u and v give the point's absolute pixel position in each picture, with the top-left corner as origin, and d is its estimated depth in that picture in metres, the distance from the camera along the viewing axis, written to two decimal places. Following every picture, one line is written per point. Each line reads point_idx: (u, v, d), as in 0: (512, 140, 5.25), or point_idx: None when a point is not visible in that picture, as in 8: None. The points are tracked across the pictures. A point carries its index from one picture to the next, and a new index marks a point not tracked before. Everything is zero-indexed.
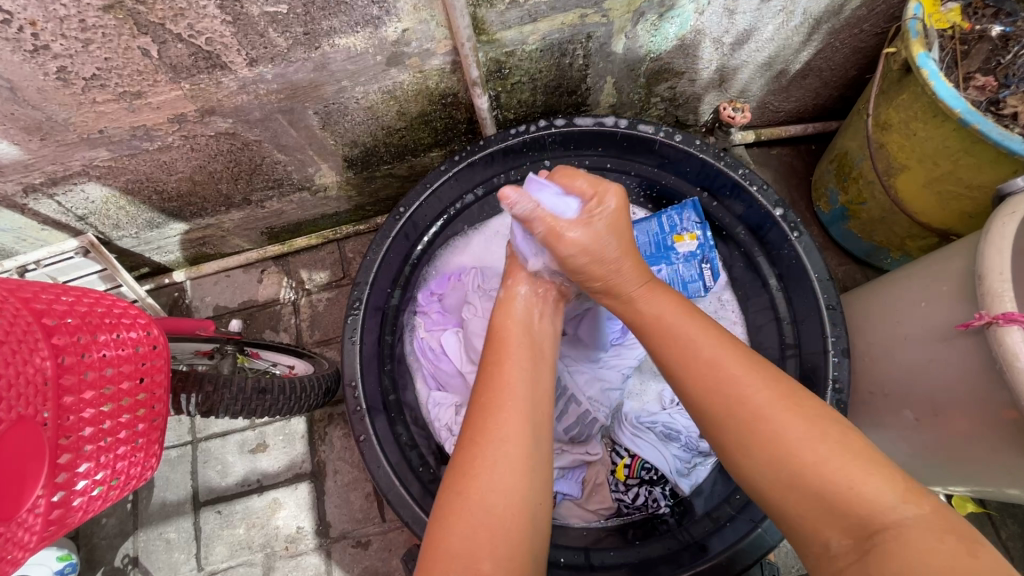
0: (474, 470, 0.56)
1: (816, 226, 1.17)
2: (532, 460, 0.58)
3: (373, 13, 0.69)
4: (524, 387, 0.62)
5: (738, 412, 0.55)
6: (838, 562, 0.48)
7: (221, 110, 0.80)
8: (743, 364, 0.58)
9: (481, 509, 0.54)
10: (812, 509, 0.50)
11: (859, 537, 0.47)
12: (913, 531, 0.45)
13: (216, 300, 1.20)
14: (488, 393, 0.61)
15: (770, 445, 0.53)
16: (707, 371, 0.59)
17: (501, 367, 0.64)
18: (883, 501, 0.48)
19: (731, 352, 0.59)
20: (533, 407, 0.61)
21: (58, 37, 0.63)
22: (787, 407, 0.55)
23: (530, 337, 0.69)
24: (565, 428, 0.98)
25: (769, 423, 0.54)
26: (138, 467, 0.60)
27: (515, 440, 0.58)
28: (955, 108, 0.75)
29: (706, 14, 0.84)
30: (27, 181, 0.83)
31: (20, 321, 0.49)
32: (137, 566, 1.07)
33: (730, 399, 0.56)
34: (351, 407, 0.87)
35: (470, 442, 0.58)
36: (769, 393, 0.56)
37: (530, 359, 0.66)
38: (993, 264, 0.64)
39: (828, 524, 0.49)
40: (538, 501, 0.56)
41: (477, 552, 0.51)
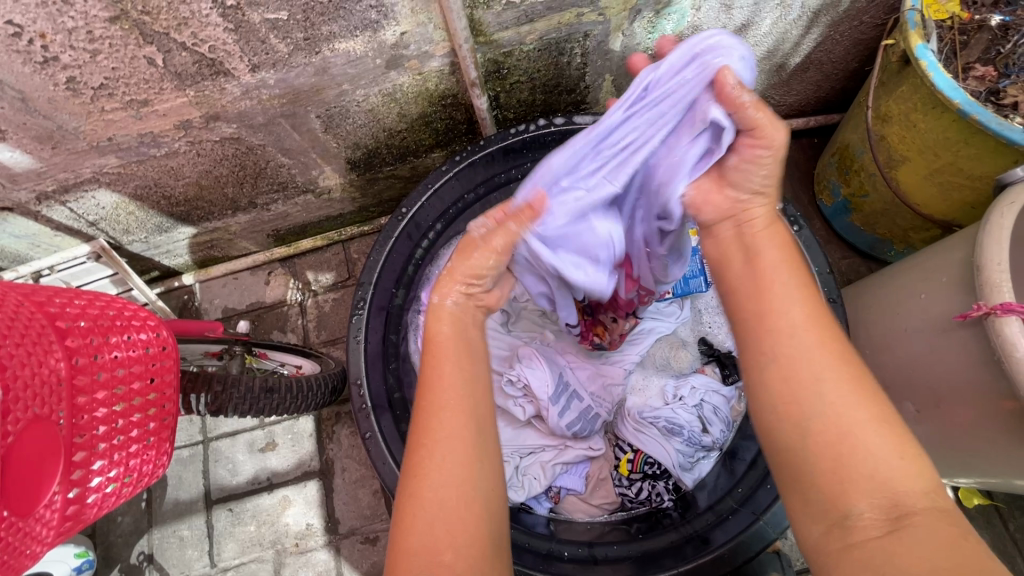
0: (421, 470, 0.53)
1: (819, 220, 1.17)
2: (479, 452, 0.54)
3: (372, 17, 0.70)
4: (463, 378, 0.57)
5: (795, 371, 0.51)
6: (855, 534, 0.46)
7: (226, 116, 0.81)
8: (806, 310, 0.53)
9: (435, 506, 0.51)
10: (841, 477, 0.47)
11: (889, 514, 0.45)
12: (937, 523, 0.44)
13: (225, 302, 1.22)
14: (427, 391, 0.57)
15: (816, 404, 0.49)
16: (768, 330, 0.53)
17: (437, 360, 0.58)
18: (908, 484, 0.46)
19: (797, 300, 0.54)
20: (473, 401, 0.56)
21: (67, 48, 0.65)
22: (841, 369, 0.50)
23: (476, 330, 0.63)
24: (567, 423, 0.96)
25: (820, 383, 0.50)
26: (150, 465, 0.61)
27: (460, 435, 0.54)
28: (954, 99, 0.75)
29: (702, 10, 0.84)
30: (40, 189, 0.86)
31: (35, 324, 0.51)
32: (152, 563, 1.09)
33: (785, 360, 0.51)
34: (357, 405, 0.90)
35: (416, 443, 0.54)
36: (825, 352, 0.51)
37: (472, 349, 0.60)
38: (992, 255, 0.64)
39: (858, 493, 0.46)
40: (487, 488, 0.54)
41: (439, 547, 0.50)
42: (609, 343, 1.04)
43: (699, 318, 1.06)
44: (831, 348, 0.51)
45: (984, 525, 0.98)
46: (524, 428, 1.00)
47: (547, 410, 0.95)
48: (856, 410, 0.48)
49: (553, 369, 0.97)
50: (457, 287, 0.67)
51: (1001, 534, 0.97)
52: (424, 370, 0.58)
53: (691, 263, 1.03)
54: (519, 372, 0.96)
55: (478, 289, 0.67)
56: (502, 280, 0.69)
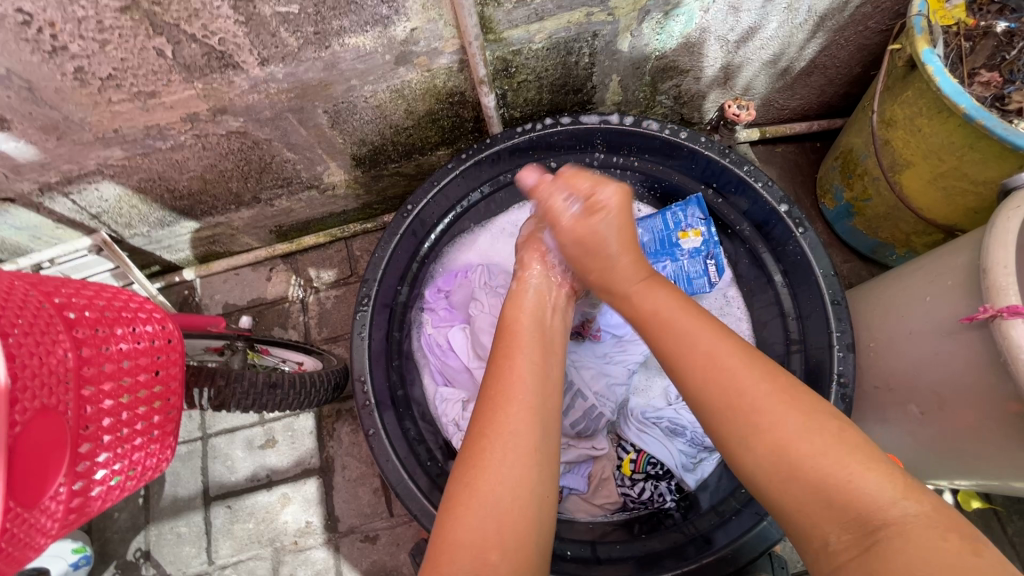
0: (482, 461, 0.55)
1: (821, 223, 1.18)
2: (536, 452, 0.56)
3: (383, 13, 0.70)
4: (533, 377, 0.61)
5: (732, 421, 0.55)
6: (838, 557, 0.48)
7: (233, 109, 0.81)
8: (739, 358, 0.58)
9: (491, 500, 0.53)
10: (810, 506, 0.50)
11: (858, 533, 0.48)
12: (914, 530, 0.45)
13: (225, 298, 1.21)
14: (495, 385, 0.60)
15: (756, 442, 0.54)
16: (706, 371, 0.58)
17: (512, 361, 0.63)
18: (878, 497, 0.48)
19: (727, 346, 0.59)
20: (541, 400, 0.59)
21: (76, 38, 0.64)
22: (778, 398, 0.55)
23: (541, 332, 0.68)
24: (572, 423, 0.97)
25: (764, 424, 0.54)
26: (154, 458, 0.61)
27: (525, 430, 0.57)
28: (960, 104, 0.75)
29: (710, 12, 0.84)
30: (43, 180, 0.85)
31: (43, 314, 0.51)
32: (149, 559, 1.08)
33: (735, 408, 0.56)
34: (359, 402, 0.88)
35: (480, 433, 0.57)
36: (765, 386, 0.56)
37: (541, 356, 0.64)
38: (997, 259, 0.64)
39: (827, 521, 0.49)
40: (543, 492, 0.55)
41: (487, 542, 0.51)
42: (612, 342, 1.03)
43: None
44: (771, 386, 0.56)
45: (983, 529, 0.99)
46: None
47: None
48: (798, 445, 0.52)
49: None
50: (514, 288, 0.75)
51: (1000, 538, 0.98)
52: (494, 367, 0.62)
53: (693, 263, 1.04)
54: None
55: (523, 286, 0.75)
56: (536, 279, 0.76)
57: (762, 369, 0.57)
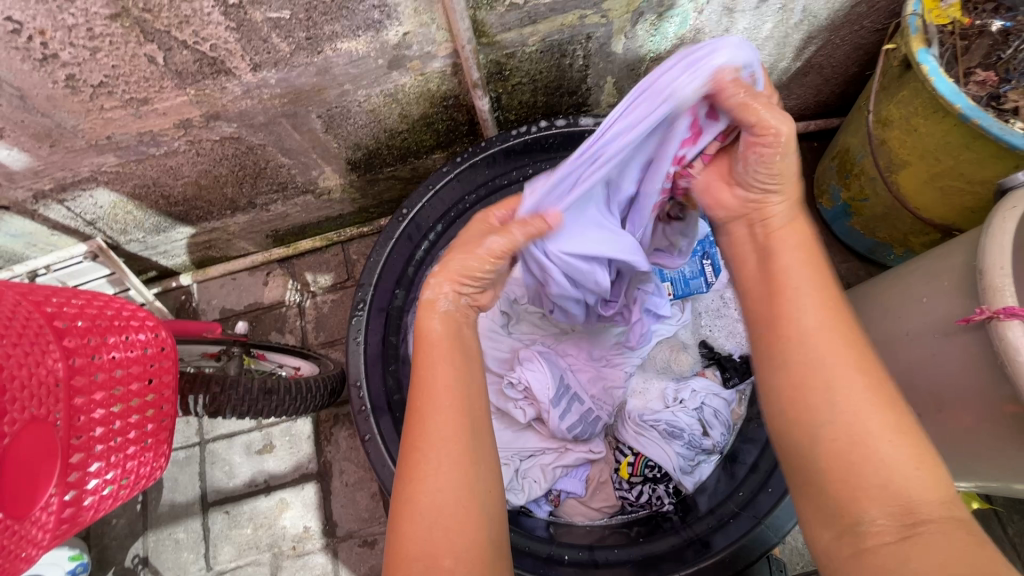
0: (419, 474, 0.53)
1: (819, 223, 1.17)
2: (474, 456, 0.55)
3: (374, 18, 0.70)
4: (456, 382, 0.58)
5: (829, 376, 0.51)
6: (869, 539, 0.45)
7: (226, 115, 0.81)
8: (831, 324, 0.54)
9: (431, 509, 0.52)
10: (859, 483, 0.47)
11: (900, 522, 0.45)
12: (951, 532, 0.43)
13: (222, 303, 1.21)
14: (420, 396, 0.57)
15: (833, 406, 0.50)
16: (793, 328, 0.54)
17: (427, 371, 0.59)
18: (924, 492, 0.46)
19: (826, 316, 0.54)
20: (466, 403, 0.57)
21: (67, 46, 0.64)
22: (859, 373, 0.51)
23: (456, 337, 0.63)
24: (568, 427, 0.96)
25: (846, 391, 0.50)
26: (147, 467, 0.60)
27: (455, 439, 0.55)
28: (955, 104, 0.75)
29: (705, 13, 0.84)
30: (37, 188, 0.85)
31: (32, 324, 0.51)
32: (147, 566, 1.08)
33: (816, 367, 0.52)
34: (356, 407, 0.90)
35: (411, 448, 0.55)
36: (846, 353, 0.52)
37: (464, 357, 0.61)
38: (994, 259, 0.63)
39: (868, 499, 0.46)
40: (485, 494, 0.54)
41: (437, 551, 0.50)
42: (611, 345, 1.02)
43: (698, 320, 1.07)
44: (857, 359, 0.52)
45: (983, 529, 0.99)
46: (525, 430, 1.00)
47: (549, 413, 0.95)
48: (870, 422, 0.48)
49: (554, 373, 0.96)
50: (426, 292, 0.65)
51: (1001, 538, 0.98)
52: (413, 378, 0.59)
53: (689, 264, 1.06)
54: (520, 374, 0.96)
55: (435, 298, 0.64)
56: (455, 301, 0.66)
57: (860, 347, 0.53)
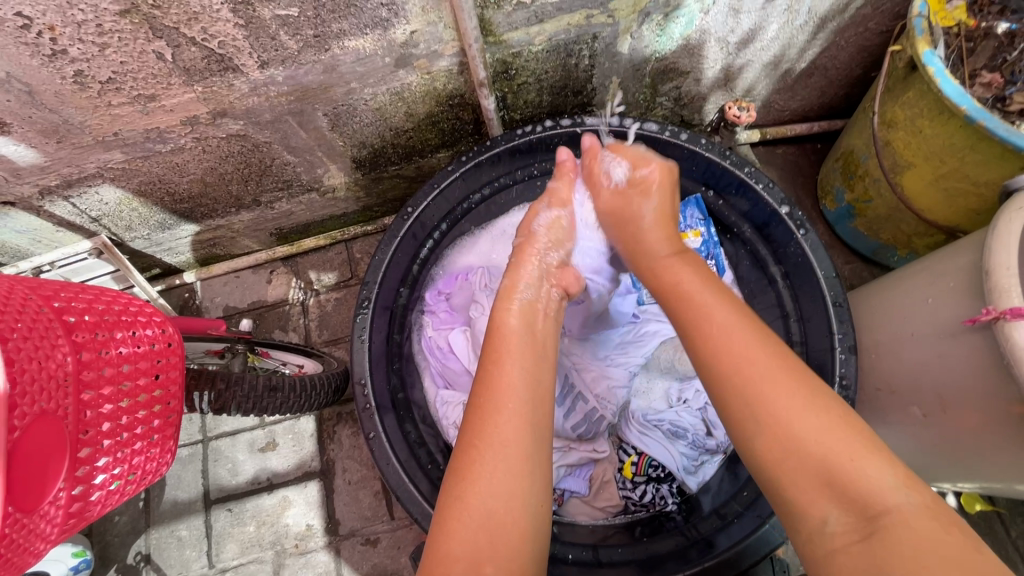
0: (471, 473, 0.54)
1: (822, 224, 1.17)
2: (528, 461, 0.55)
3: (383, 16, 0.70)
4: (524, 385, 0.59)
5: (734, 385, 0.54)
6: (835, 540, 0.47)
7: (233, 112, 0.81)
8: (749, 335, 0.57)
9: (480, 511, 0.52)
10: (805, 486, 0.49)
11: (860, 517, 0.46)
12: (914, 520, 0.45)
13: (226, 300, 1.21)
14: (483, 393, 0.59)
15: (780, 420, 0.51)
16: (715, 343, 0.57)
17: (500, 366, 0.61)
18: (879, 484, 0.47)
19: (744, 330, 0.57)
20: (532, 407, 0.58)
21: (76, 42, 0.64)
22: (790, 381, 0.53)
23: (529, 335, 0.65)
24: (573, 424, 0.98)
25: (779, 400, 0.52)
26: (154, 462, 0.61)
27: (515, 442, 0.55)
28: (961, 106, 0.75)
29: (711, 13, 0.84)
30: (44, 184, 0.85)
31: (42, 318, 0.51)
32: (150, 563, 1.08)
33: (735, 376, 0.54)
34: (360, 404, 0.88)
35: (469, 445, 0.56)
36: (767, 361, 0.55)
37: (531, 359, 0.62)
38: (1001, 260, 0.64)
39: (826, 501, 0.48)
40: (537, 500, 0.54)
41: (480, 554, 0.50)
42: (615, 344, 1.03)
43: None
44: (778, 370, 0.54)
45: (986, 531, 0.99)
46: None
47: (551, 412, 0.99)
48: (807, 424, 0.50)
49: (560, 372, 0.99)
50: (505, 284, 0.72)
51: (1003, 540, 0.98)
52: (482, 373, 0.61)
53: None
54: None
55: (514, 290, 0.71)
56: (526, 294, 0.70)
57: (769, 347, 0.56)
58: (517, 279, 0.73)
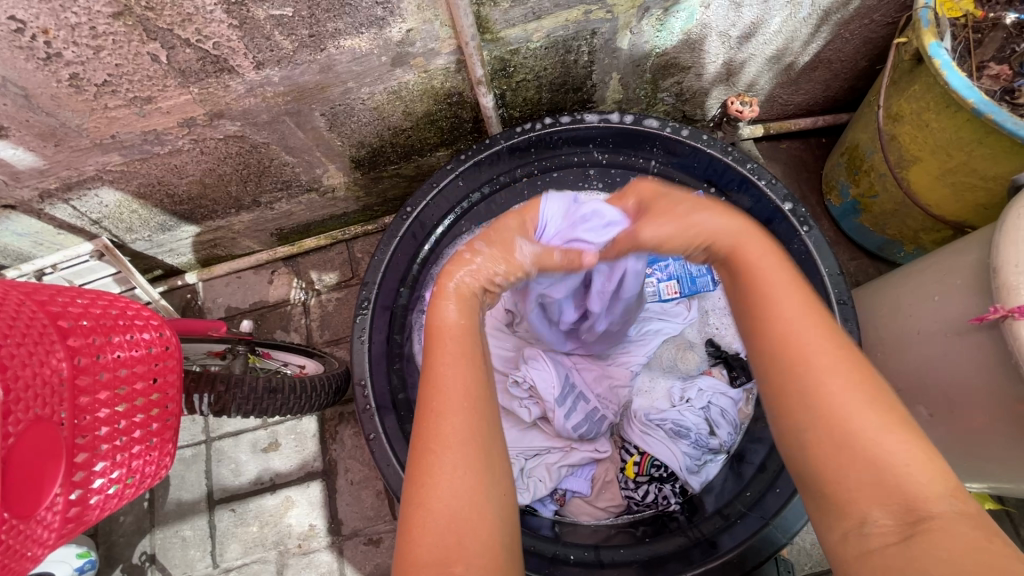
0: (430, 477, 0.51)
1: (827, 220, 1.16)
2: (489, 458, 0.54)
3: (378, 14, 0.69)
4: (473, 379, 0.56)
5: (797, 377, 0.49)
6: (873, 542, 0.45)
7: (230, 114, 0.80)
8: (816, 325, 0.50)
9: (444, 514, 0.50)
10: (852, 486, 0.46)
11: (903, 520, 0.45)
12: (959, 527, 0.43)
13: (227, 301, 1.21)
14: (431, 393, 0.55)
15: (835, 424, 0.47)
16: (780, 332, 0.50)
17: (445, 363, 0.57)
18: (928, 490, 0.45)
19: (805, 315, 0.51)
20: (485, 403, 0.56)
21: (70, 45, 0.64)
22: (849, 373, 0.48)
23: (477, 330, 0.61)
24: (574, 425, 0.95)
25: (836, 394, 0.48)
26: (154, 466, 0.60)
27: (472, 440, 0.53)
28: (968, 99, 0.73)
29: (712, 7, 0.83)
30: (43, 187, 0.85)
31: (37, 323, 0.51)
32: (154, 563, 1.09)
33: (796, 366, 0.49)
34: (360, 406, 0.88)
35: (423, 447, 0.53)
36: (829, 351, 0.49)
37: (481, 353, 0.59)
38: (1009, 256, 0.62)
39: (872, 502, 0.46)
40: (498, 497, 0.53)
41: (446, 558, 0.48)
42: (616, 343, 1.04)
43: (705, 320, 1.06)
44: (836, 354, 0.49)
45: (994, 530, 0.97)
46: (529, 430, 1.00)
47: (552, 412, 0.95)
48: (864, 423, 0.47)
49: (560, 371, 0.96)
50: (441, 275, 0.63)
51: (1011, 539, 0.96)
52: (428, 372, 0.57)
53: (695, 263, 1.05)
54: (526, 373, 0.95)
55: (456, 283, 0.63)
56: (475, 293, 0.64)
57: (837, 340, 0.50)
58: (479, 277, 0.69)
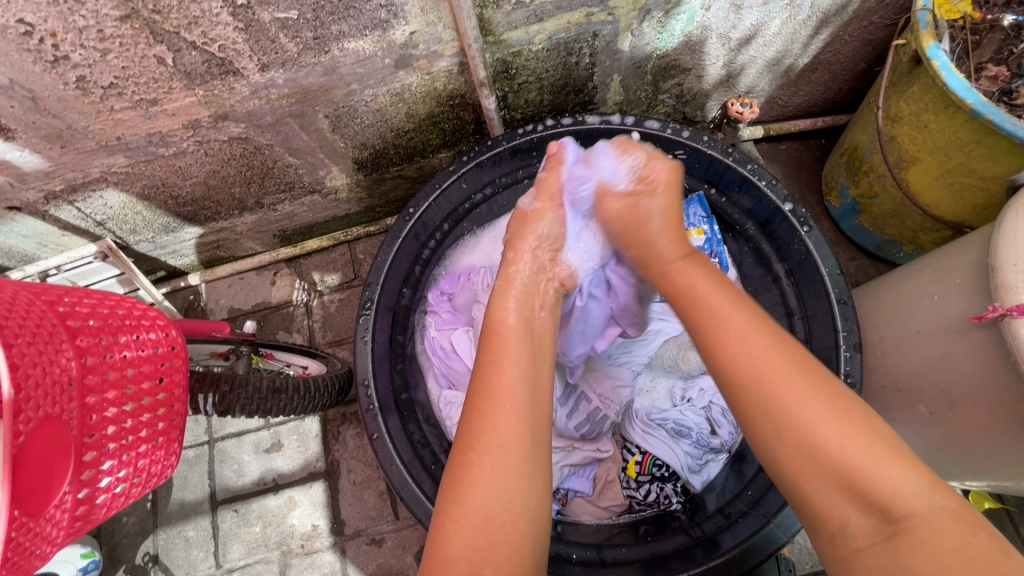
0: (470, 477, 0.54)
1: (827, 221, 1.17)
2: (529, 462, 0.56)
3: (382, 17, 0.70)
4: (523, 385, 0.60)
5: (764, 398, 0.54)
6: (857, 542, 0.49)
7: (234, 115, 0.81)
8: (773, 347, 0.57)
9: (479, 515, 0.53)
10: (831, 495, 0.51)
11: (882, 521, 0.49)
12: (937, 523, 0.47)
13: (230, 302, 1.22)
14: (480, 393, 0.60)
15: (802, 437, 0.52)
16: (740, 361, 0.57)
17: (500, 367, 0.61)
18: (906, 486, 0.49)
19: (761, 329, 0.58)
20: (531, 406, 0.59)
21: (78, 47, 0.65)
22: (808, 388, 0.54)
23: (527, 334, 0.66)
24: (576, 424, 0.99)
25: (801, 411, 0.53)
26: (159, 465, 0.61)
27: (512, 444, 0.56)
28: (966, 100, 0.74)
29: (712, 10, 0.84)
30: (49, 189, 0.86)
31: (46, 322, 0.51)
32: (157, 564, 1.09)
33: (762, 385, 0.55)
34: (364, 406, 0.88)
35: (466, 448, 0.56)
36: (790, 373, 0.55)
37: (529, 359, 0.63)
38: (1008, 256, 0.63)
39: (848, 505, 0.50)
40: (536, 503, 0.55)
41: (481, 557, 0.51)
42: (618, 342, 1.02)
43: None
44: (800, 372, 0.55)
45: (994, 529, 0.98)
46: None
47: (556, 412, 1.01)
48: (827, 430, 0.52)
49: (561, 372, 1.00)
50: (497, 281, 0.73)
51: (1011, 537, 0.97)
52: (482, 373, 0.61)
53: None
54: None
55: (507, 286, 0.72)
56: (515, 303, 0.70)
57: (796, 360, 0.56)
58: (512, 277, 0.73)
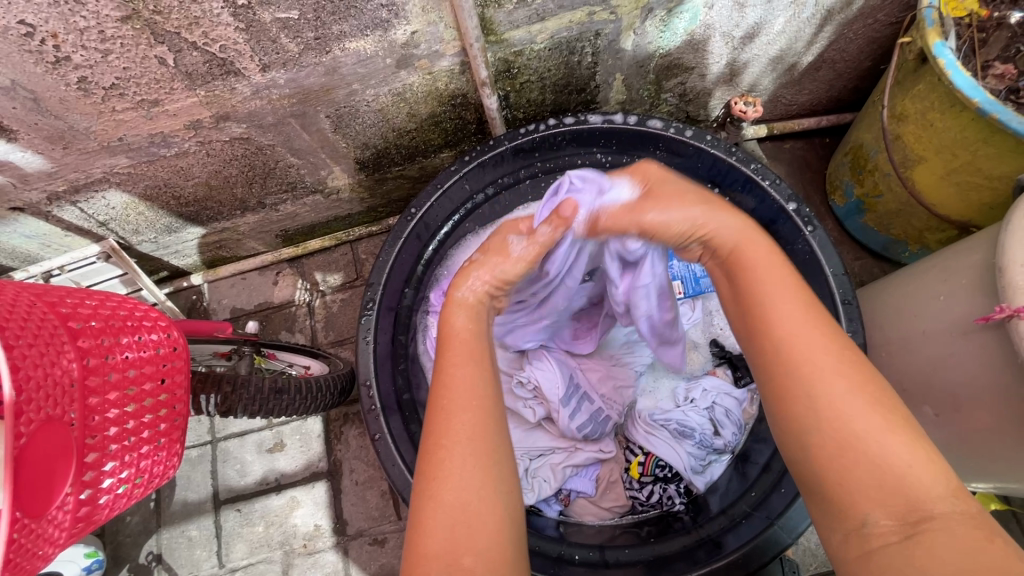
0: (442, 471, 0.54)
1: (832, 220, 1.16)
2: (497, 453, 0.56)
3: (383, 17, 0.70)
4: (484, 381, 0.60)
5: (798, 377, 0.52)
6: (873, 541, 0.47)
7: (235, 116, 0.81)
8: (819, 328, 0.54)
9: (453, 507, 0.52)
10: (856, 487, 0.48)
11: (904, 520, 0.47)
12: (957, 527, 0.45)
13: (232, 302, 1.22)
14: (446, 394, 0.59)
15: (834, 423, 0.50)
16: (785, 336, 0.54)
17: (455, 368, 0.61)
18: (929, 488, 0.47)
19: (808, 312, 0.55)
20: (492, 402, 0.59)
21: (79, 48, 0.65)
22: (852, 373, 0.52)
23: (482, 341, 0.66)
24: (579, 425, 0.96)
25: (834, 395, 0.51)
26: (160, 466, 0.61)
27: (478, 436, 0.56)
28: (973, 98, 0.73)
29: (715, 8, 0.83)
30: (51, 190, 0.86)
31: (47, 324, 0.51)
32: (161, 563, 1.09)
33: (802, 368, 0.53)
34: (366, 406, 0.89)
35: (434, 445, 0.56)
36: (834, 358, 0.53)
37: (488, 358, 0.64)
38: (1015, 256, 0.62)
39: (870, 503, 0.48)
40: (506, 494, 0.55)
41: (457, 549, 0.50)
42: (619, 343, 1.04)
43: (710, 320, 1.05)
44: (839, 360, 0.53)
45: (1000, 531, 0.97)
46: (534, 430, 1.00)
47: (558, 412, 0.96)
48: (862, 422, 0.49)
49: (564, 372, 0.98)
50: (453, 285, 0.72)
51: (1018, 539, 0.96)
52: (441, 374, 0.61)
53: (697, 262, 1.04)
54: (530, 373, 0.97)
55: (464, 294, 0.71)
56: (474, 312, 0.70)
57: (840, 343, 0.54)
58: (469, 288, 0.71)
